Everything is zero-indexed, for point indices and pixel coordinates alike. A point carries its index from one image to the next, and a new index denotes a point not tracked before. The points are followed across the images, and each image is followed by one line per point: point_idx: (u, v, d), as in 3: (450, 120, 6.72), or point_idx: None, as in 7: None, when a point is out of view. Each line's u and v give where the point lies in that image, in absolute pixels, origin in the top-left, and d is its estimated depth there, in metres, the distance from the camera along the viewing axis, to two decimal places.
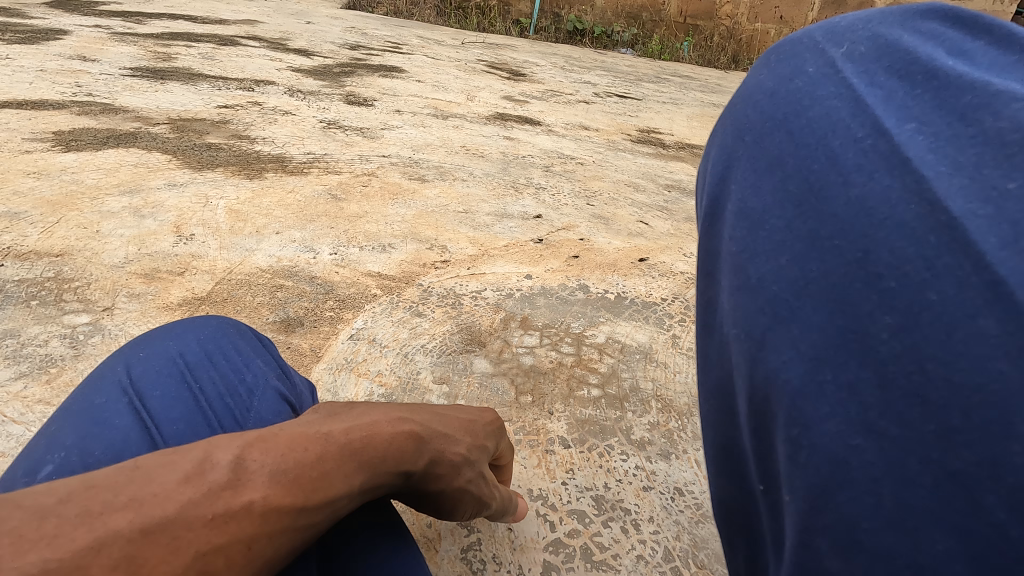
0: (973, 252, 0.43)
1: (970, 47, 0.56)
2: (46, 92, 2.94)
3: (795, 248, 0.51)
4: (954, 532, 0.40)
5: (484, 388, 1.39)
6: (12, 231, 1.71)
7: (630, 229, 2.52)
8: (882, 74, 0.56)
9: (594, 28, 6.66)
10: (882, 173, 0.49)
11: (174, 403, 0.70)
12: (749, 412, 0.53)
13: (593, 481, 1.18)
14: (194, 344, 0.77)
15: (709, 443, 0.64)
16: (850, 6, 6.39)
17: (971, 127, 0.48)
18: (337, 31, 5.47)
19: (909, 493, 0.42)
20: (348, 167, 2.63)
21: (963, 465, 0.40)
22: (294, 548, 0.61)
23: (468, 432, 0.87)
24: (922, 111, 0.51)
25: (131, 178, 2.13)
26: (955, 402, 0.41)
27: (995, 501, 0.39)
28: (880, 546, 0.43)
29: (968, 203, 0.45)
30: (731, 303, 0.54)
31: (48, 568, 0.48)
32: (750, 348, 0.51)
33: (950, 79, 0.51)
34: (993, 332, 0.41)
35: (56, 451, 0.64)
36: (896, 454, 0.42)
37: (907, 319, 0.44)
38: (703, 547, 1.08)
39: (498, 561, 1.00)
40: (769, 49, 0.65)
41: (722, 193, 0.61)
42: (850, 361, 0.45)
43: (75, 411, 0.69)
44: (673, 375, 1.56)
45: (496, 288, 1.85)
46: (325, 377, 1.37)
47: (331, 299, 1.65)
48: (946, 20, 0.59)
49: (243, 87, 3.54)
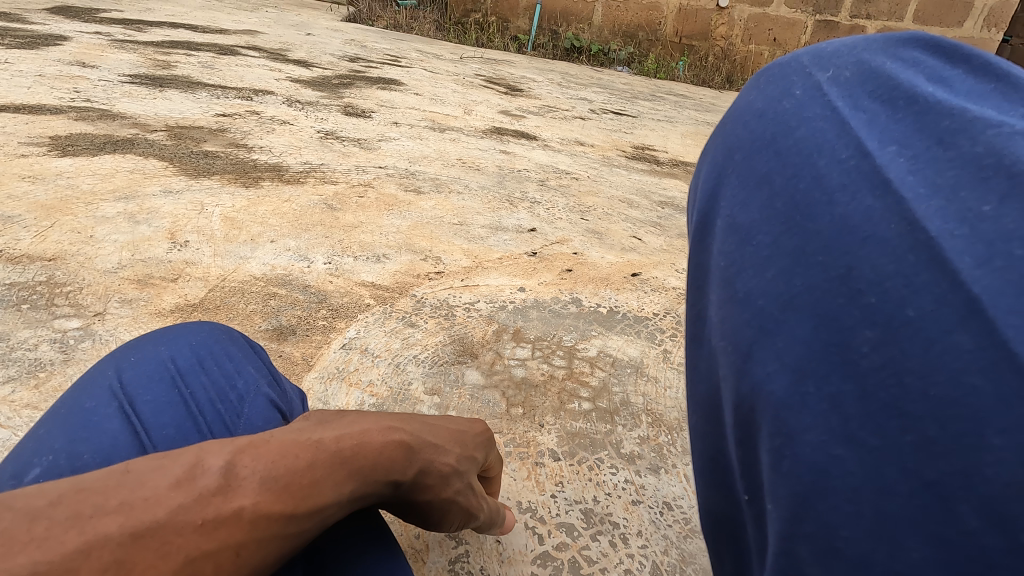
0: (949, 270, 0.44)
1: (949, 74, 0.58)
2: (44, 97, 2.95)
3: (781, 263, 0.53)
4: (930, 540, 0.41)
5: (475, 399, 1.39)
6: (6, 234, 1.71)
7: (623, 244, 2.54)
8: (865, 98, 0.58)
9: (591, 46, 6.76)
10: (865, 193, 0.51)
11: (164, 408, 0.71)
12: (735, 423, 0.54)
13: (582, 494, 1.18)
14: (186, 349, 0.77)
15: (697, 454, 0.65)
16: (841, 30, 6.53)
17: (950, 151, 0.50)
18: (337, 43, 5.53)
19: (887, 502, 0.43)
20: (345, 177, 2.65)
21: (938, 475, 0.41)
22: (281, 555, 0.61)
23: (458, 442, 0.87)
24: (902, 134, 0.53)
25: (127, 184, 2.13)
26: (931, 414, 0.42)
27: (968, 510, 0.40)
28: (859, 553, 0.44)
29: (945, 223, 0.46)
30: (721, 315, 0.56)
31: (37, 570, 0.48)
32: (738, 360, 0.53)
33: (930, 104, 0.53)
34: (968, 347, 0.42)
35: (44, 455, 0.64)
36: (875, 464, 0.44)
37: (887, 334, 0.45)
38: (691, 562, 1.08)
39: (486, 574, 1.00)
40: (758, 72, 0.68)
41: (713, 210, 0.63)
42: (832, 374, 0.47)
43: (65, 415, 0.69)
44: (663, 390, 1.57)
45: (489, 300, 1.86)
46: (316, 386, 1.37)
47: (324, 308, 1.65)
48: (927, 48, 0.61)
49: (242, 96, 3.57)
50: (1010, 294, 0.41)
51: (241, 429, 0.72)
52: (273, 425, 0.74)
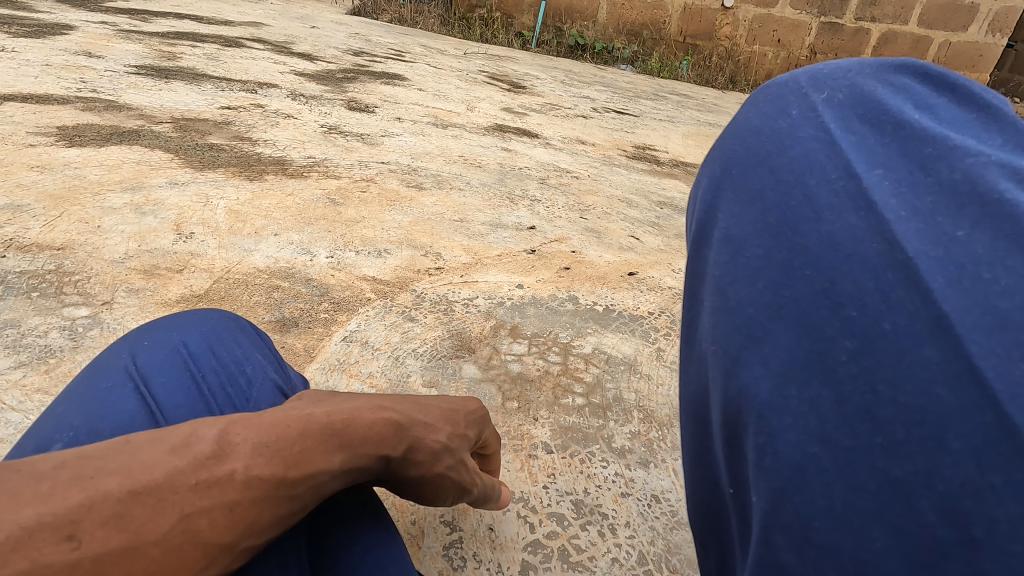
0: (923, 288, 0.48)
1: (935, 102, 0.62)
2: (51, 86, 2.98)
3: (771, 274, 0.56)
4: (892, 531, 0.45)
5: (471, 392, 1.43)
6: (15, 223, 1.74)
7: (621, 243, 2.58)
8: (856, 121, 0.61)
9: (594, 44, 6.78)
10: (850, 213, 0.54)
11: (175, 390, 0.74)
12: (721, 423, 0.57)
13: (573, 485, 1.22)
14: (196, 335, 0.81)
15: (685, 451, 0.68)
16: (845, 33, 6.54)
17: (931, 177, 0.54)
18: (341, 37, 5.54)
19: (856, 496, 0.46)
20: (348, 172, 2.68)
21: (902, 473, 0.45)
22: (274, 519, 0.64)
23: (449, 421, 0.91)
24: (888, 158, 0.57)
25: (133, 175, 2.17)
26: (899, 418, 0.46)
27: (927, 504, 0.44)
28: (828, 543, 0.47)
29: (922, 243, 0.50)
30: (711, 321, 0.59)
31: (43, 521, 0.52)
32: (724, 364, 0.56)
33: (915, 131, 0.58)
34: (934, 359, 0.46)
35: (64, 432, 0.68)
36: (846, 461, 0.47)
37: (863, 345, 0.49)
38: (676, 552, 1.12)
39: (478, 559, 1.04)
40: (756, 89, 0.71)
41: (708, 220, 0.66)
42: (813, 380, 0.50)
43: (83, 394, 0.73)
44: (655, 387, 1.61)
45: (488, 297, 1.90)
46: (318, 376, 1.40)
47: (326, 301, 1.69)
48: (917, 75, 0.65)
49: (247, 89, 3.59)
50: (975, 311, 0.46)
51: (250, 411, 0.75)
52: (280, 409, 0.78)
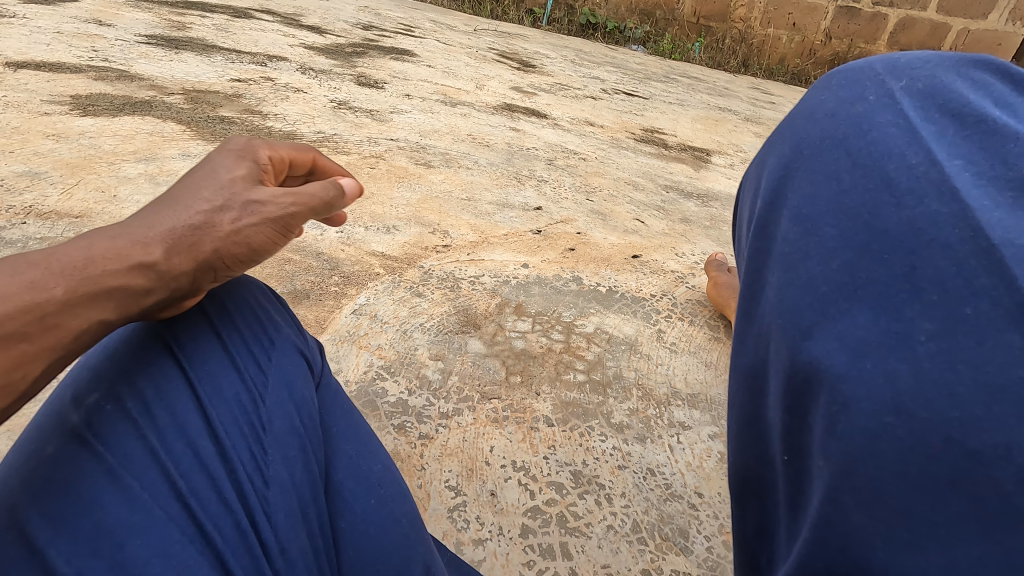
0: (1007, 276, 0.48)
1: (1017, 99, 0.61)
2: (63, 54, 2.99)
3: (846, 255, 0.56)
4: (967, 503, 0.45)
5: (477, 366, 1.48)
6: (34, 190, 1.78)
7: (626, 226, 2.61)
8: (936, 111, 0.61)
9: (606, 23, 6.70)
10: (932, 198, 0.54)
11: (201, 335, 0.72)
12: (788, 395, 0.58)
13: (572, 457, 1.27)
14: (217, 290, 0.78)
15: (737, 423, 0.70)
16: (861, 18, 6.45)
17: (1013, 171, 0.53)
18: (351, 10, 5.50)
19: (930, 469, 0.47)
20: (357, 148, 2.70)
21: (980, 450, 0.45)
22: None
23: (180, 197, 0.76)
24: (969, 148, 0.57)
25: (147, 146, 2.20)
26: (978, 398, 0.46)
27: (1005, 483, 0.44)
28: (899, 507, 0.48)
29: (1006, 232, 0.50)
30: (780, 297, 0.60)
31: None
32: (796, 338, 0.57)
33: (997, 124, 0.57)
34: (1019, 345, 0.46)
35: (96, 376, 0.65)
36: (921, 437, 0.47)
37: (944, 327, 0.49)
38: (669, 521, 1.17)
39: (481, 521, 1.09)
40: (830, 76, 0.72)
41: (779, 199, 0.67)
42: (889, 357, 0.50)
43: (106, 343, 0.69)
44: (655, 367, 1.66)
45: (494, 275, 1.94)
46: (328, 346, 1.45)
47: (336, 275, 1.73)
48: (999, 72, 0.64)
49: (256, 62, 3.59)
50: None
51: (270, 365, 0.72)
52: (300, 365, 0.75)
